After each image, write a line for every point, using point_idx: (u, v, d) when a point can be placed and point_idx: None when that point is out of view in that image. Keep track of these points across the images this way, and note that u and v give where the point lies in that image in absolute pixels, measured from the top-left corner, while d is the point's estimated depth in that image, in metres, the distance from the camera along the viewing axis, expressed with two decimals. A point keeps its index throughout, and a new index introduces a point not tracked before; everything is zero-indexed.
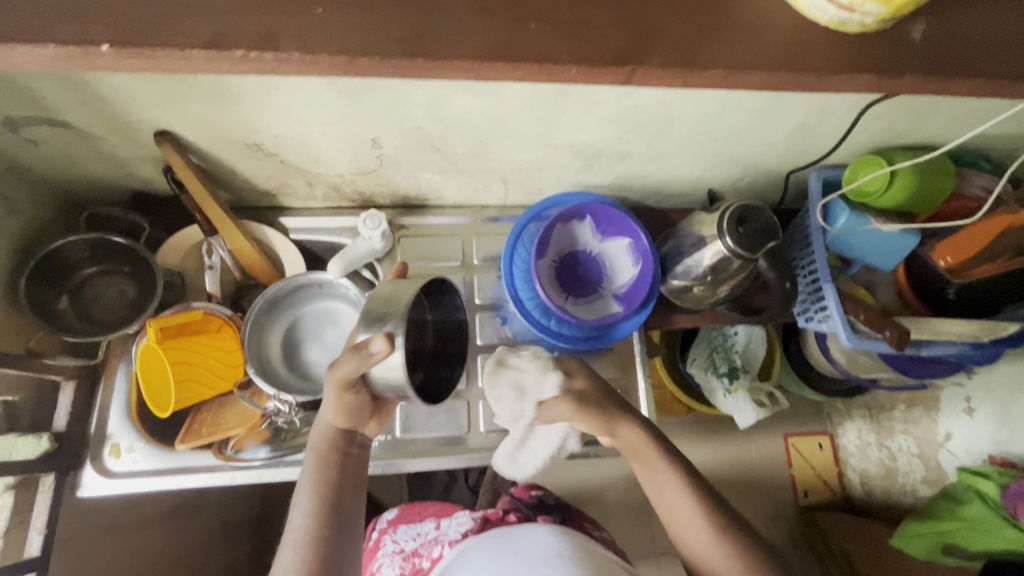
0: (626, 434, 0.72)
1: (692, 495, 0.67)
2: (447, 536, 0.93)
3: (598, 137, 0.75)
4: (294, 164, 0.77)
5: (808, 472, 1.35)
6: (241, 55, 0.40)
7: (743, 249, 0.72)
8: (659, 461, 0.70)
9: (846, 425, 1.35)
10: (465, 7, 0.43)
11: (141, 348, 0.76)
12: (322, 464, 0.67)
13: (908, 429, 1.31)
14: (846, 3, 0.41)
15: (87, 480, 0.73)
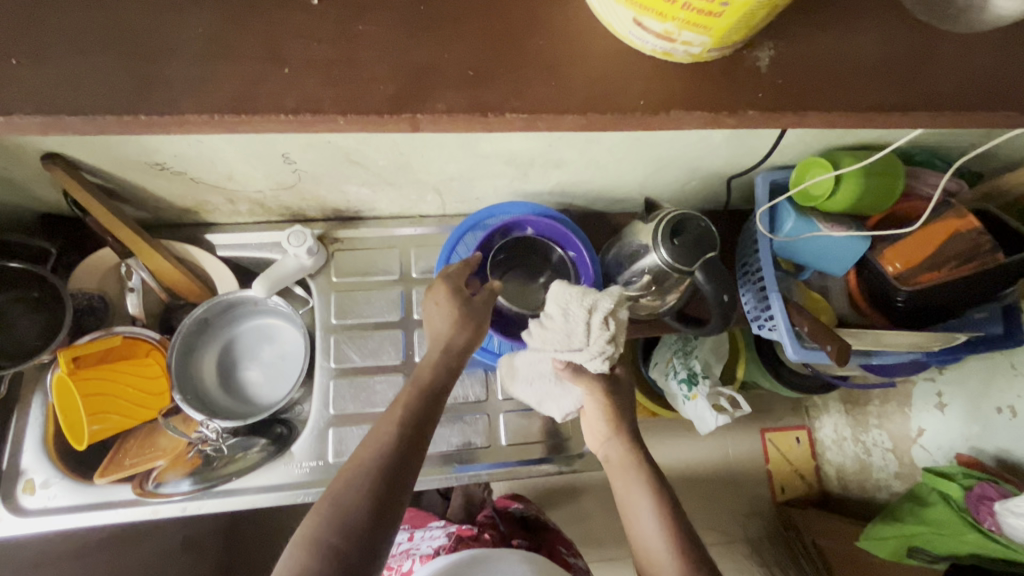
0: (609, 432, 0.72)
1: (649, 491, 0.65)
2: (418, 550, 0.96)
3: (525, 145, 0.71)
4: (206, 181, 0.72)
5: (785, 467, 1.35)
6: (64, 113, 0.39)
7: (678, 262, 0.69)
8: (625, 460, 0.69)
9: (823, 418, 1.34)
10: (311, 50, 0.42)
11: (55, 380, 0.74)
12: (423, 384, 0.63)
13: (884, 424, 1.23)
14: (661, 34, 0.39)
15: (0, 519, 0.71)
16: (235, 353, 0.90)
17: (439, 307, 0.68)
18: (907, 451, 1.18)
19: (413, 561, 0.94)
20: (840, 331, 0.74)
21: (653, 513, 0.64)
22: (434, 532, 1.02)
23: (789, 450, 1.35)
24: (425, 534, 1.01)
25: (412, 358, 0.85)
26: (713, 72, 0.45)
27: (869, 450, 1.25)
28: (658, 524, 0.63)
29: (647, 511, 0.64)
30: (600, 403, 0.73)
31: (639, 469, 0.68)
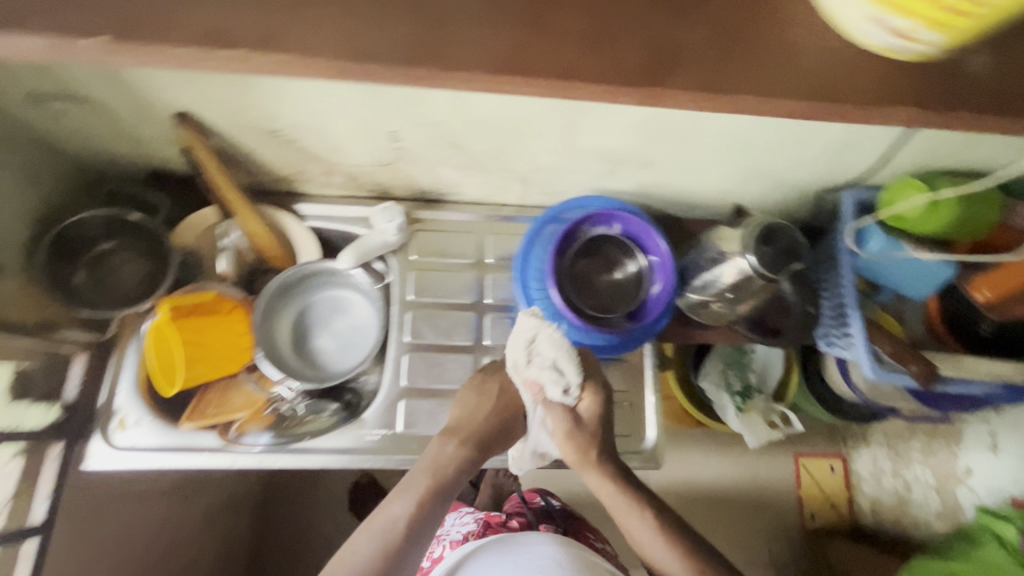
0: (599, 476, 0.78)
1: (649, 524, 0.75)
2: (449, 536, 0.99)
3: (623, 143, 0.72)
4: (313, 152, 0.76)
5: (818, 496, 1.34)
6: (243, 54, 0.42)
7: (766, 271, 0.69)
8: (617, 497, 0.77)
9: (861, 451, 1.32)
10: (472, 24, 0.44)
11: (153, 327, 0.78)
12: (431, 475, 0.74)
13: (928, 461, 1.25)
14: (900, 32, 0.40)
15: (94, 452, 0.75)
16: (308, 321, 0.92)
17: (465, 397, 0.80)
18: (952, 491, 1.20)
19: (444, 549, 0.96)
20: (930, 357, 0.73)
21: (656, 536, 0.74)
22: (466, 518, 1.04)
23: (823, 478, 1.33)
24: (456, 520, 1.04)
25: (481, 341, 0.87)
26: (870, 74, 0.46)
27: (908, 486, 1.27)
28: (667, 553, 0.73)
29: (647, 533, 0.75)
30: (564, 441, 0.79)
31: (635, 503, 0.76)
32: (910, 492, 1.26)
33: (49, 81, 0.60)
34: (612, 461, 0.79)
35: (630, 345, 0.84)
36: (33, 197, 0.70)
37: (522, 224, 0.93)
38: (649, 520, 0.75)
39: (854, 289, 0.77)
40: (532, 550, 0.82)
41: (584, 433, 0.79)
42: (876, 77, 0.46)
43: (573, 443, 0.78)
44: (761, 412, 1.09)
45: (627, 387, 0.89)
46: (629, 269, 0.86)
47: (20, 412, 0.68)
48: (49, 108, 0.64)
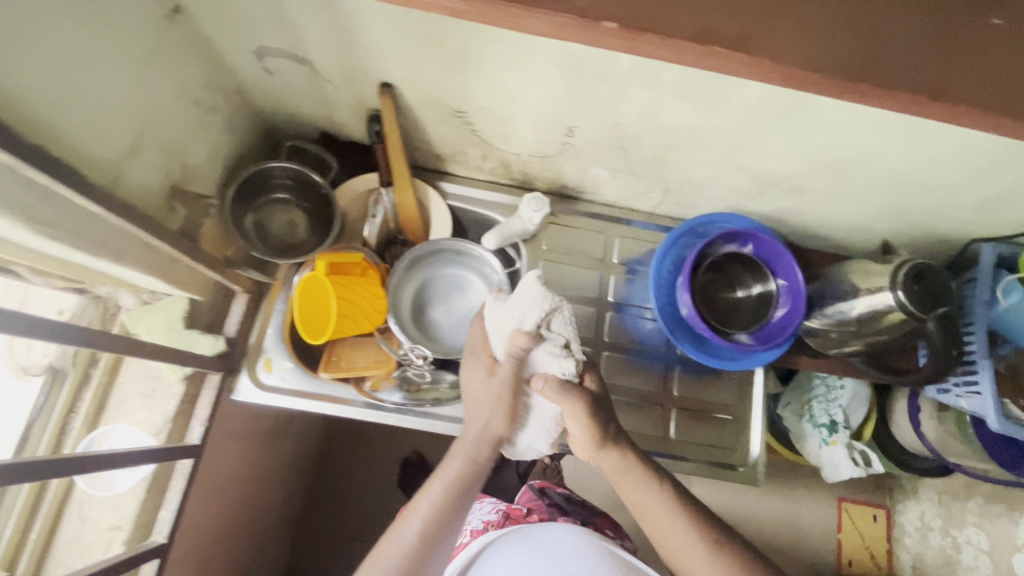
0: (616, 465, 0.69)
1: (685, 521, 0.66)
2: (471, 525, 0.93)
3: (785, 166, 0.75)
4: (483, 135, 0.80)
5: (856, 542, 1.39)
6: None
7: (909, 305, 0.72)
8: (638, 485, 0.69)
9: (908, 504, 1.34)
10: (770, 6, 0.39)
11: (306, 278, 0.81)
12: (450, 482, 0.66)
13: (983, 523, 1.09)
14: None
15: (243, 387, 0.79)
16: (428, 293, 0.91)
17: (474, 371, 0.73)
18: (1006, 557, 1.04)
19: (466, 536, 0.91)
20: None
21: (698, 544, 0.64)
22: (485, 507, 0.98)
23: (863, 525, 1.40)
24: (479, 509, 0.98)
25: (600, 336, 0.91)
26: None
27: (959, 547, 1.15)
28: (701, 556, 0.64)
29: (691, 540, 0.65)
30: (584, 425, 0.68)
31: (671, 504, 0.67)
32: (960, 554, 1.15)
33: (286, 39, 0.64)
34: (623, 440, 0.71)
35: (746, 364, 0.86)
36: (227, 141, 0.76)
37: (647, 231, 0.96)
38: (664, 499, 0.68)
39: (985, 340, 0.78)
40: (555, 537, 0.73)
41: (597, 409, 0.69)
42: None
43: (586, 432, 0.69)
44: (847, 448, 1.09)
45: (731, 402, 0.92)
46: (753, 289, 0.88)
47: (192, 338, 0.74)
48: (269, 63, 0.69)
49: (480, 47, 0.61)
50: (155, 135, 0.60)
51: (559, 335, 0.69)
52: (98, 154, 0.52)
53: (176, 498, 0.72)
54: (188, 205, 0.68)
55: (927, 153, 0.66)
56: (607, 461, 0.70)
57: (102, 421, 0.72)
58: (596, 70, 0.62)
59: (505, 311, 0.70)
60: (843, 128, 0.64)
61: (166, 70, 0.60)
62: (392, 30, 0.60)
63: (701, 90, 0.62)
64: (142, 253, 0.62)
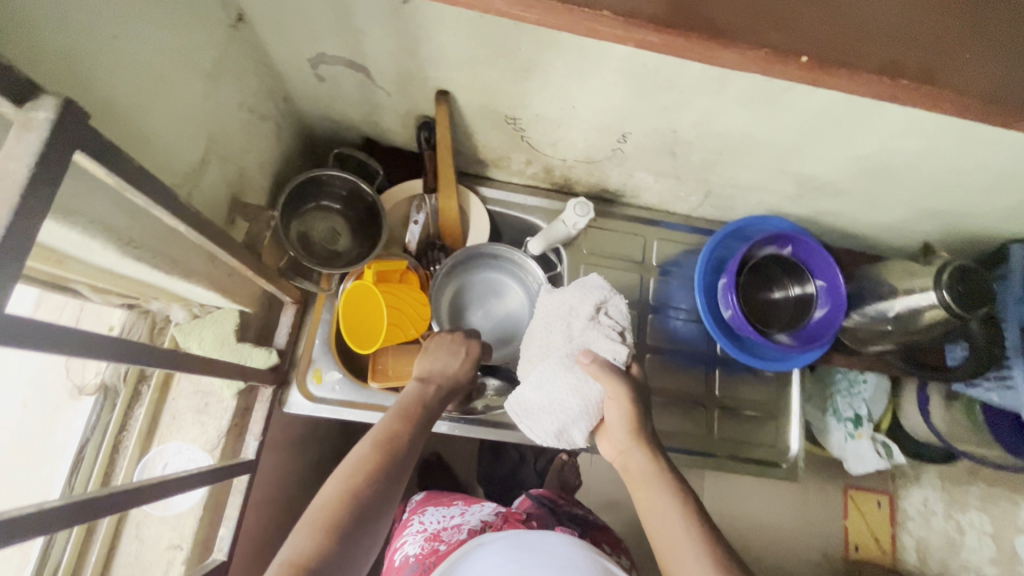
0: (629, 446, 0.63)
1: (688, 528, 0.55)
2: (469, 524, 0.85)
3: (832, 171, 0.76)
4: (532, 142, 0.80)
5: (862, 529, 1.41)
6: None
7: (954, 306, 0.73)
8: (651, 487, 0.59)
9: (910, 489, 1.38)
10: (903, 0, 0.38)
11: (352, 286, 0.79)
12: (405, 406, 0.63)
13: (985, 506, 1.20)
14: None
15: (294, 400, 0.78)
16: (466, 298, 0.90)
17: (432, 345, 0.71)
18: (1009, 539, 1.15)
19: (465, 535, 0.83)
20: None
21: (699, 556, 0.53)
22: (487, 509, 0.91)
23: (869, 513, 1.42)
24: (480, 510, 0.90)
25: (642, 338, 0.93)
26: None
27: (962, 529, 1.24)
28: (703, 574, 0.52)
29: (692, 555, 0.53)
30: (625, 414, 0.63)
31: (686, 522, 0.56)
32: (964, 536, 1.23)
33: (347, 47, 0.63)
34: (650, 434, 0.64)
35: (787, 364, 0.87)
36: (274, 149, 0.74)
37: (683, 233, 0.97)
38: (676, 503, 0.57)
39: (1019, 335, 0.80)
40: (555, 548, 0.64)
41: (640, 400, 0.64)
42: None
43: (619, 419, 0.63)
44: (872, 441, 1.13)
45: (770, 400, 0.94)
46: (791, 290, 0.90)
47: (247, 351, 0.73)
48: (322, 71, 0.68)
49: (549, 55, 0.60)
50: (219, 147, 0.59)
51: (616, 322, 0.68)
52: (197, 183, 0.56)
53: (234, 516, 0.70)
54: (252, 219, 0.67)
55: (974, 158, 0.68)
56: (627, 460, 0.63)
57: (154, 442, 0.71)
58: (662, 78, 0.62)
59: (566, 293, 0.71)
60: (898, 135, 0.66)
61: (229, 80, 0.59)
62: (460, 38, 0.60)
63: (765, 98, 0.63)
64: (207, 267, 0.61)
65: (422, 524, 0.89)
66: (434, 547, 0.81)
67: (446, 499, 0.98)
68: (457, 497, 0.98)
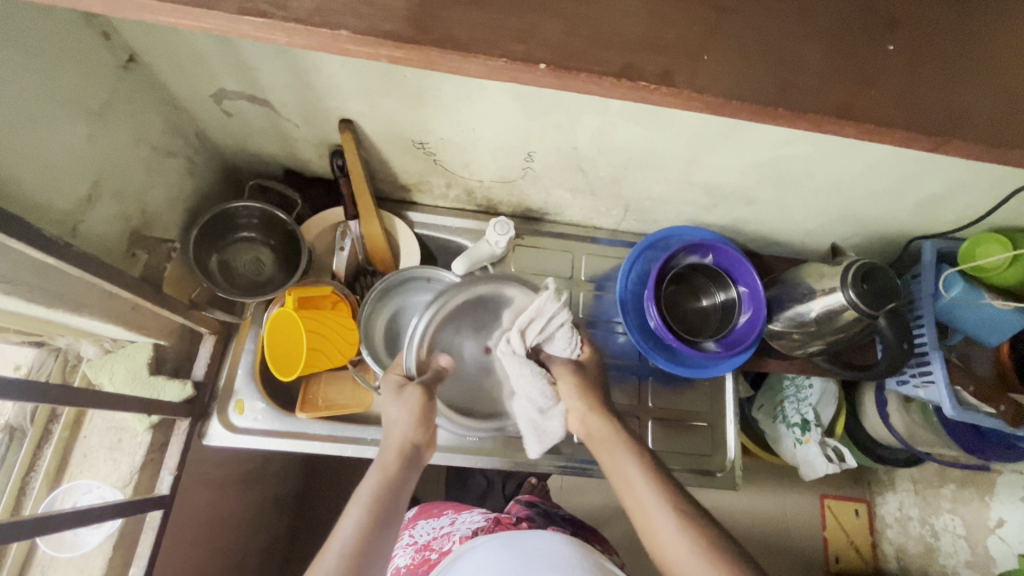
0: (602, 428, 0.69)
1: (654, 489, 0.60)
2: (458, 532, 0.90)
3: (734, 180, 0.79)
4: (445, 165, 0.82)
5: (842, 538, 1.41)
6: None
7: (861, 303, 0.75)
8: (614, 447, 0.67)
9: (886, 496, 1.36)
10: None
11: (274, 314, 0.80)
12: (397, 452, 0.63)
13: (957, 508, 1.17)
14: None
15: (214, 431, 0.77)
16: (401, 322, 0.90)
17: (403, 410, 0.67)
18: (982, 541, 1.11)
19: (453, 543, 0.88)
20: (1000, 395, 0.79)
21: (678, 528, 0.56)
22: (475, 516, 0.95)
23: (847, 520, 1.42)
24: (467, 518, 0.95)
25: None
26: None
27: (937, 534, 1.22)
28: (680, 533, 0.55)
29: (662, 512, 0.58)
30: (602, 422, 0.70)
31: (656, 490, 0.60)
32: (939, 540, 1.21)
33: (243, 84, 0.65)
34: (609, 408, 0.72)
35: (717, 372, 0.89)
36: (188, 185, 0.76)
37: (614, 247, 0.99)
38: (633, 461, 0.64)
39: (934, 332, 0.82)
40: (543, 544, 0.76)
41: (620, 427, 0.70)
42: None
43: (589, 391, 0.73)
44: (820, 445, 1.11)
45: (704, 409, 0.94)
46: (717, 298, 0.91)
47: (159, 385, 0.72)
48: (227, 106, 0.70)
49: (435, 82, 0.62)
50: (112, 183, 0.62)
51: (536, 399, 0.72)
52: (97, 231, 0.60)
53: (147, 554, 0.69)
54: (151, 251, 0.70)
55: (859, 162, 0.71)
56: (583, 404, 0.72)
57: (64, 478, 0.72)
58: (545, 100, 0.64)
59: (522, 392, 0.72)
60: (781, 143, 0.68)
61: (121, 120, 0.61)
62: (346, 70, 0.62)
63: (646, 115, 0.65)
64: (100, 299, 0.63)
65: (413, 536, 0.95)
66: (425, 557, 0.88)
67: (437, 509, 1.02)
68: (447, 506, 1.02)
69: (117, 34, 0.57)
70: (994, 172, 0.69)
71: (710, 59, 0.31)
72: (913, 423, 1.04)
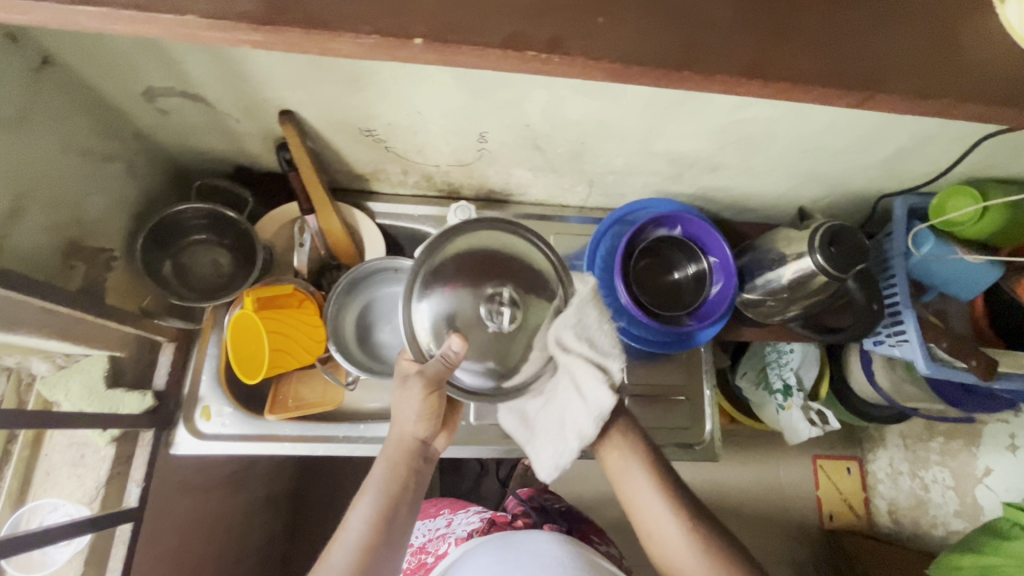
0: (601, 422, 0.68)
1: (650, 480, 0.64)
2: (454, 533, 0.91)
3: (697, 147, 0.76)
4: (398, 151, 0.79)
5: (835, 496, 1.43)
6: None
7: (831, 267, 0.73)
8: (615, 446, 0.67)
9: (878, 452, 1.38)
10: None
11: (234, 316, 0.78)
12: (403, 445, 0.65)
13: (945, 460, 1.19)
14: None
15: (181, 439, 0.76)
16: (371, 315, 0.91)
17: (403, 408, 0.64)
18: (970, 491, 1.13)
19: (449, 545, 0.88)
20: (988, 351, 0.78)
21: (666, 513, 0.62)
22: (472, 517, 0.95)
23: (839, 480, 1.43)
24: (463, 519, 0.95)
25: None
26: None
27: (927, 486, 1.23)
28: (675, 531, 0.61)
29: (661, 513, 0.63)
30: (605, 424, 0.68)
31: (655, 485, 0.64)
32: (929, 492, 1.22)
33: (172, 78, 0.62)
34: None
35: (692, 344, 0.87)
36: (130, 189, 0.74)
37: (582, 224, 0.97)
38: (631, 455, 0.66)
39: (907, 289, 0.81)
40: (537, 544, 0.76)
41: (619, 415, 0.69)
42: None
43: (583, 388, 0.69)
44: (802, 409, 1.11)
45: (681, 382, 0.93)
46: (688, 270, 0.89)
47: (117, 398, 0.71)
48: (161, 103, 0.67)
49: (370, 66, 0.60)
50: (41, 193, 0.59)
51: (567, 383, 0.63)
52: (25, 248, 0.58)
53: (119, 567, 0.69)
54: (90, 261, 0.67)
55: (820, 121, 0.68)
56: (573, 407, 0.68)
57: (29, 497, 0.71)
58: (487, 78, 0.62)
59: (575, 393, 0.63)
60: (737, 107, 0.66)
61: (40, 126, 0.58)
62: (275, 59, 0.59)
63: (595, 85, 0.62)
64: (40, 316, 0.60)
65: (409, 539, 0.96)
66: (421, 561, 0.89)
67: (435, 508, 1.02)
68: (443, 506, 1.02)
69: (24, 34, 0.54)
70: (956, 122, 0.67)
71: (606, 20, 0.31)
72: (898, 379, 1.03)
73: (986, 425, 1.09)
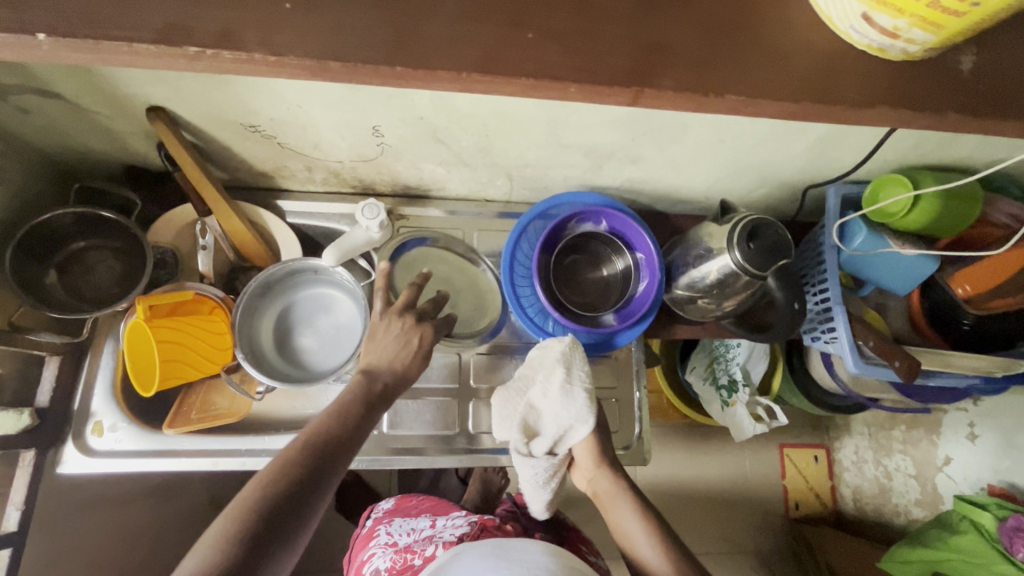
0: (609, 483, 0.76)
1: (653, 540, 0.70)
2: (441, 537, 0.87)
3: (608, 138, 0.71)
4: (293, 147, 0.74)
5: (802, 485, 1.41)
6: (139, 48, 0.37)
7: (750, 264, 0.69)
8: (623, 508, 0.74)
9: (844, 440, 1.35)
10: (447, 15, 0.41)
11: (129, 325, 0.73)
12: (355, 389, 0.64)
13: (907, 449, 1.16)
14: None
15: (69, 457, 0.73)
16: (292, 318, 0.85)
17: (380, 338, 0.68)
18: (930, 480, 1.10)
19: (437, 548, 0.84)
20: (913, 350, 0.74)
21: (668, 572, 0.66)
22: (458, 520, 0.92)
23: (806, 468, 1.41)
24: (449, 522, 0.92)
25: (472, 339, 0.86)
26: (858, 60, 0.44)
27: (890, 474, 1.21)
28: None
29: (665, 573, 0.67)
30: (614, 484, 0.76)
31: (657, 544, 0.69)
32: (892, 480, 1.20)
33: (14, 75, 0.57)
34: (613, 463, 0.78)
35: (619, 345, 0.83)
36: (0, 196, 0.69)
37: (510, 220, 0.92)
38: (636, 516, 0.73)
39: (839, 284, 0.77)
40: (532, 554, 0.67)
41: (626, 479, 0.77)
42: (888, 72, 0.44)
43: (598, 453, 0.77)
44: (748, 405, 1.08)
45: (612, 384, 0.89)
46: (615, 266, 0.85)
47: None
48: (17, 102, 0.62)
49: None
50: None
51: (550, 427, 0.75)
52: None
53: None
54: None
55: None
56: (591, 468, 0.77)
57: None
58: None
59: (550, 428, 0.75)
60: None
61: None
62: None
63: None
64: None
65: (392, 537, 0.91)
66: (408, 562, 0.84)
67: (415, 510, 0.99)
68: (425, 510, 0.99)
69: None
70: None
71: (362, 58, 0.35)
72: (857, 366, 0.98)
73: (944, 415, 1.08)
